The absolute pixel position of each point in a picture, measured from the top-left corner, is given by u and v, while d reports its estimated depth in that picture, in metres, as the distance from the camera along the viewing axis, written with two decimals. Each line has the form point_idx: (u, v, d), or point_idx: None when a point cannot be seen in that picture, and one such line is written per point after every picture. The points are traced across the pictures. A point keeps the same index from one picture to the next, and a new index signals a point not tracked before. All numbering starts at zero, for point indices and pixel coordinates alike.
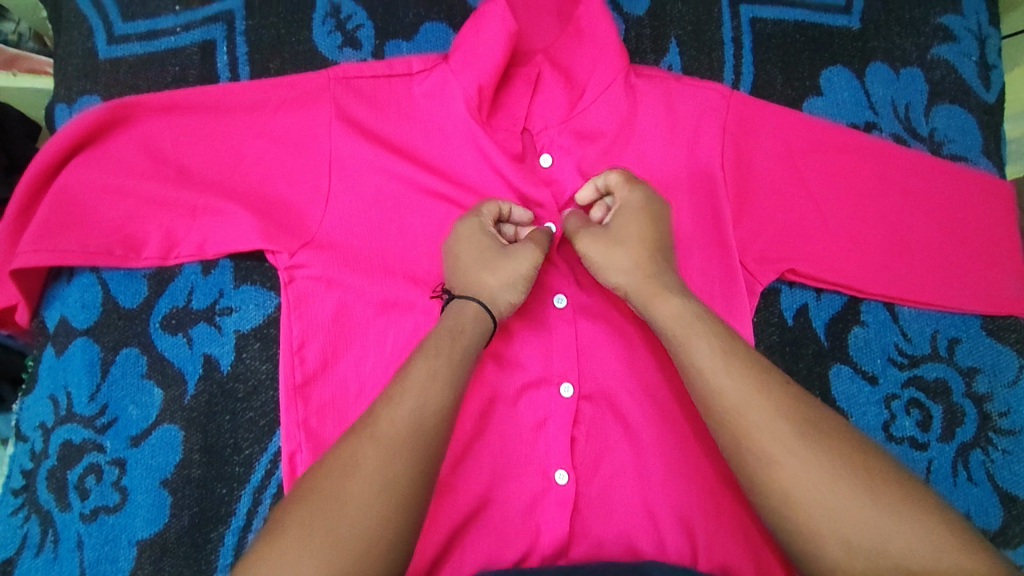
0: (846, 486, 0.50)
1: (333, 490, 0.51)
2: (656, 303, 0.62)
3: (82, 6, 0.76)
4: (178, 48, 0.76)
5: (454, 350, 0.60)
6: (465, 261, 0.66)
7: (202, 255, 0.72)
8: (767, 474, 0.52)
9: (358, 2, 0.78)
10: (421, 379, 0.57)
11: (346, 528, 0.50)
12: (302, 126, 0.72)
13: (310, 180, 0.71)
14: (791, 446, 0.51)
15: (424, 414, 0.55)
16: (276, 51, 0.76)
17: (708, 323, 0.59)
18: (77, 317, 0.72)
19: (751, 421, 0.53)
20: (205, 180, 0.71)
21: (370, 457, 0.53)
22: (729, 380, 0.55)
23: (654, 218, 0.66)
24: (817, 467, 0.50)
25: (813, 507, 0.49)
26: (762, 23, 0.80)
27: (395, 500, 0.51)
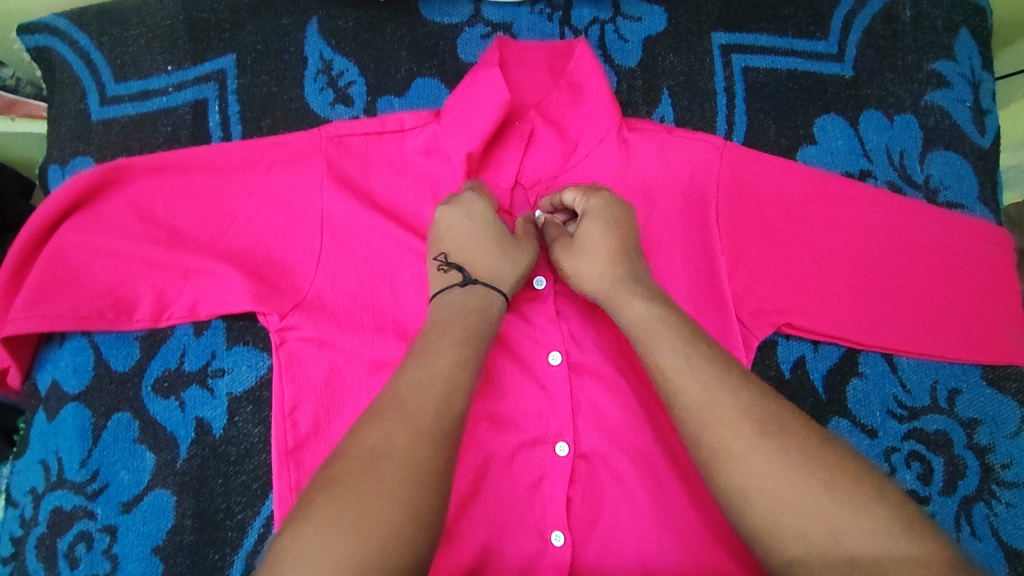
0: (802, 485, 0.48)
1: (365, 466, 0.47)
2: (622, 306, 0.61)
3: (75, 67, 0.78)
4: (170, 107, 0.77)
5: (464, 330, 0.58)
6: (478, 241, 0.65)
7: (194, 316, 0.71)
8: (727, 470, 0.51)
9: (350, 59, 0.78)
10: (439, 360, 0.55)
11: (375, 509, 0.45)
12: (292, 186, 0.71)
13: (301, 240, 0.71)
14: (751, 443, 0.50)
15: (449, 392, 0.53)
16: (268, 110, 0.77)
17: (675, 323, 0.58)
18: (69, 381, 0.72)
19: (712, 418, 0.52)
20: (196, 241, 0.70)
21: (401, 430, 0.50)
22: (693, 379, 0.54)
23: (615, 220, 0.65)
24: (776, 465, 0.49)
25: (768, 502, 0.49)
26: (755, 72, 0.80)
27: (433, 474, 0.48)
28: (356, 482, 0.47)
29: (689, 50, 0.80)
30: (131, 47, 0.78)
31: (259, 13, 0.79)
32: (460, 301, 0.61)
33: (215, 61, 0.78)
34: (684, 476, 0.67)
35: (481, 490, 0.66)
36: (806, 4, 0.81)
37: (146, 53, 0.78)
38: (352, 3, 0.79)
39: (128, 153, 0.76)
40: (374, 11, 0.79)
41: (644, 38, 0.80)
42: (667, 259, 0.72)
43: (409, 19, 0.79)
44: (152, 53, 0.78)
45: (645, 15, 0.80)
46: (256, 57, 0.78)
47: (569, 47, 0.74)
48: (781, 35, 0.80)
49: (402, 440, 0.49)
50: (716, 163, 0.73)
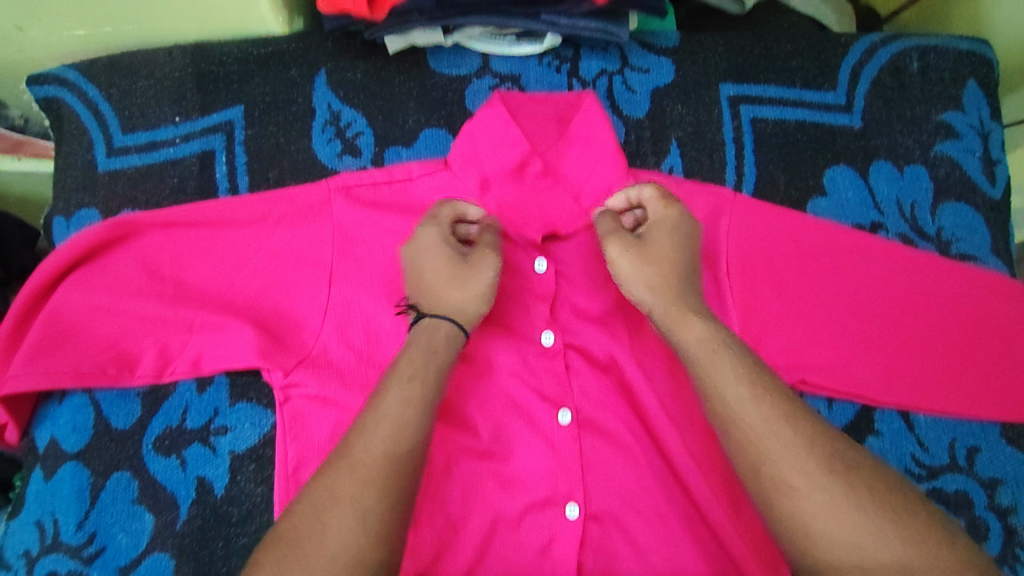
0: (866, 522, 0.48)
1: (303, 537, 0.49)
2: (684, 323, 0.60)
3: (84, 118, 0.78)
4: (177, 159, 0.77)
5: (430, 372, 0.58)
6: (427, 274, 0.64)
7: (197, 371, 0.70)
8: (784, 501, 0.50)
9: (358, 109, 0.78)
10: (394, 407, 0.55)
11: (316, 568, 0.48)
12: (301, 239, 0.70)
13: (307, 292, 0.69)
14: (816, 479, 0.50)
15: (395, 442, 0.53)
16: (275, 161, 0.77)
17: (737, 348, 0.58)
18: (67, 439, 0.70)
19: (775, 451, 0.51)
20: (203, 295, 0.70)
21: (342, 490, 0.51)
22: (756, 409, 0.53)
23: (689, 238, 0.65)
24: (840, 505, 0.49)
25: (830, 538, 0.48)
26: (763, 123, 0.79)
27: (365, 542, 0.49)
28: (303, 546, 0.49)
29: (696, 102, 0.79)
30: (139, 98, 0.78)
31: (268, 64, 0.78)
32: (417, 343, 0.60)
33: (222, 112, 0.77)
34: (698, 540, 0.65)
35: (489, 553, 0.64)
36: (813, 55, 0.81)
37: (153, 104, 0.78)
38: (361, 55, 0.79)
39: (133, 204, 0.76)
40: (383, 63, 0.79)
41: (651, 89, 0.80)
42: None
43: (417, 70, 0.79)
44: (160, 104, 0.78)
45: (652, 67, 0.80)
46: (264, 108, 0.78)
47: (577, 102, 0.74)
48: (789, 86, 0.80)
49: (342, 500, 0.50)
50: (726, 216, 0.73)
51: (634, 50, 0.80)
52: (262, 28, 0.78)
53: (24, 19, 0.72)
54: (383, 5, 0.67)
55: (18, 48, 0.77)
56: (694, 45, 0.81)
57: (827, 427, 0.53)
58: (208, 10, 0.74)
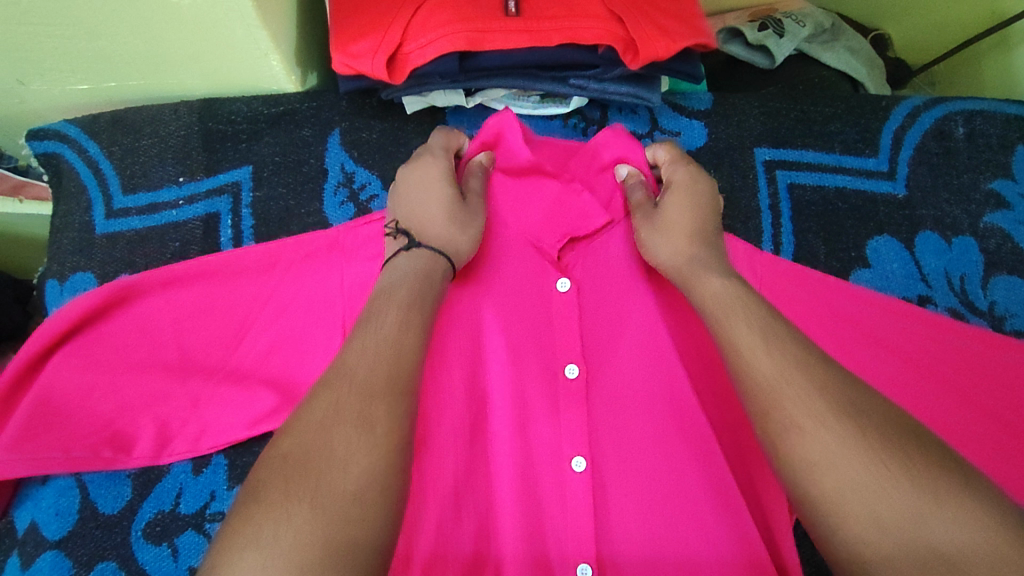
0: (878, 464, 0.42)
1: (308, 453, 0.42)
2: (697, 284, 0.56)
3: (84, 176, 0.75)
4: (179, 222, 0.73)
5: (419, 296, 0.53)
6: (419, 202, 0.61)
7: (198, 451, 0.66)
8: (793, 447, 0.45)
9: (373, 170, 0.75)
10: (394, 328, 0.50)
11: (327, 483, 0.41)
12: (310, 288, 0.67)
13: (316, 363, 0.65)
14: (826, 420, 0.44)
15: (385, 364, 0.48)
16: (284, 225, 0.73)
17: (753, 300, 0.54)
18: (50, 526, 0.65)
19: (785, 394, 0.47)
20: (207, 367, 0.66)
21: (350, 403, 0.45)
22: (768, 358, 0.49)
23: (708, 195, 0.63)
24: (852, 446, 0.43)
25: (834, 478, 0.42)
26: (801, 189, 0.75)
27: (382, 458, 0.43)
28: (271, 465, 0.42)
29: (730, 166, 0.75)
30: (142, 156, 0.74)
31: (278, 124, 0.75)
32: (410, 270, 0.55)
33: (229, 171, 0.74)
34: None
35: None
36: (853, 119, 0.78)
37: (157, 163, 0.74)
38: (377, 114, 0.76)
39: (131, 269, 0.71)
40: (400, 123, 0.76)
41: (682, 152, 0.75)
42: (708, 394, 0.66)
43: (436, 130, 0.76)
44: (163, 163, 0.74)
45: (683, 130, 0.76)
46: (274, 168, 0.74)
47: None
48: (827, 151, 0.76)
49: (347, 416, 0.44)
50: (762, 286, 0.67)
51: (664, 112, 0.77)
52: (273, 86, 0.74)
53: (26, 74, 0.69)
54: (404, 67, 0.64)
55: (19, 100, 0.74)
56: (727, 107, 0.77)
57: (855, 382, 0.48)
58: (216, 65, 0.70)
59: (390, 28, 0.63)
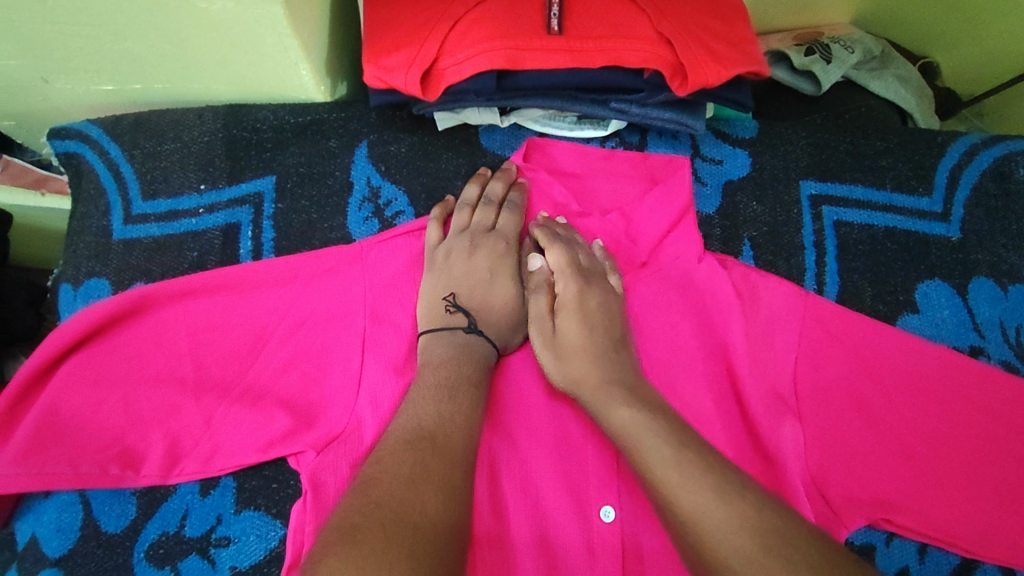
0: (760, 526, 0.46)
1: (396, 500, 0.47)
2: (607, 411, 0.56)
3: (104, 180, 0.73)
4: (198, 231, 0.70)
5: (481, 377, 0.59)
6: (479, 285, 0.64)
7: (207, 472, 0.63)
8: (685, 515, 0.48)
9: (400, 186, 0.72)
10: (467, 404, 0.56)
11: (423, 531, 0.45)
12: (329, 303, 0.65)
13: (334, 379, 0.64)
14: (716, 491, 0.48)
15: (449, 427, 0.54)
16: (307, 239, 0.70)
17: (664, 420, 0.55)
18: (50, 542, 0.63)
19: (672, 473, 0.50)
20: (221, 384, 0.64)
21: (434, 467, 0.50)
22: (665, 444, 0.52)
23: (622, 306, 0.64)
24: (734, 513, 0.47)
25: (721, 545, 0.45)
26: (847, 227, 0.71)
27: (461, 518, 0.49)
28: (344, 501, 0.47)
29: (773, 198, 0.72)
30: (164, 161, 0.72)
31: (305, 133, 0.72)
32: (466, 355, 0.59)
33: (252, 181, 0.71)
34: None
35: None
36: (906, 154, 0.74)
37: (178, 168, 0.71)
38: (407, 127, 0.73)
39: (147, 278, 0.69)
40: (430, 138, 0.73)
41: (723, 182, 0.72)
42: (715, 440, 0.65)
43: (468, 147, 0.73)
44: (185, 169, 0.71)
45: (726, 158, 0.73)
46: (298, 180, 0.71)
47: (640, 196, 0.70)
48: (878, 188, 0.72)
49: (432, 475, 0.50)
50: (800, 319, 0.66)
51: (706, 139, 0.74)
52: (302, 95, 0.71)
53: (50, 73, 0.70)
54: (439, 85, 0.61)
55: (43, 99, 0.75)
56: (773, 137, 0.74)
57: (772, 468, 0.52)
58: (243, 73, 0.68)
59: (425, 42, 0.60)
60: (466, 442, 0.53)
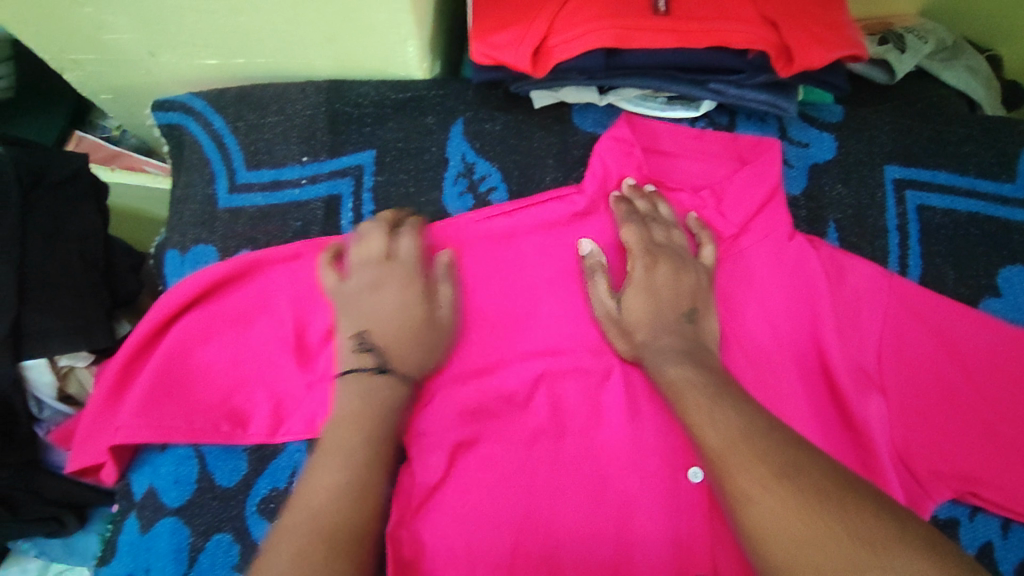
0: (814, 520, 0.46)
1: (285, 520, 0.51)
2: (659, 368, 0.62)
3: (208, 151, 0.76)
4: (301, 201, 0.73)
5: (379, 409, 0.59)
6: (391, 322, 0.64)
7: (312, 431, 0.67)
8: (742, 508, 0.49)
9: (493, 162, 0.74)
10: (356, 400, 0.59)
11: (282, 542, 0.49)
12: (426, 274, 0.69)
13: None
14: (769, 485, 0.49)
15: (340, 498, 0.52)
16: (404, 212, 0.73)
17: (722, 399, 0.57)
18: (168, 492, 0.66)
19: (735, 462, 0.51)
20: (326, 349, 0.67)
21: (310, 479, 0.54)
22: (716, 432, 0.54)
23: (696, 280, 0.67)
24: (790, 507, 0.47)
25: (782, 547, 0.46)
26: (931, 212, 0.73)
27: (339, 515, 0.51)
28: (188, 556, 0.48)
29: (857, 182, 0.74)
30: (267, 133, 0.74)
31: (404, 109, 0.74)
32: (362, 400, 0.59)
33: (352, 154, 0.74)
34: None
35: None
36: (989, 143, 0.75)
37: (282, 141, 0.74)
38: (502, 106, 0.75)
39: (252, 245, 0.72)
40: (525, 116, 0.75)
41: (809, 165, 0.74)
42: (799, 413, 0.68)
43: (560, 126, 0.75)
44: (288, 141, 0.74)
45: (812, 142, 0.75)
46: (396, 154, 0.74)
47: (727, 177, 0.73)
48: (960, 174, 0.74)
49: (311, 485, 0.54)
50: (885, 297, 0.69)
51: (794, 122, 0.76)
52: (402, 72, 0.74)
53: (157, 45, 0.74)
54: (547, 62, 0.63)
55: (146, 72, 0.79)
56: (858, 122, 0.76)
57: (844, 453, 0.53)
58: (349, 48, 0.70)
59: (535, 22, 0.63)
60: (367, 440, 0.57)
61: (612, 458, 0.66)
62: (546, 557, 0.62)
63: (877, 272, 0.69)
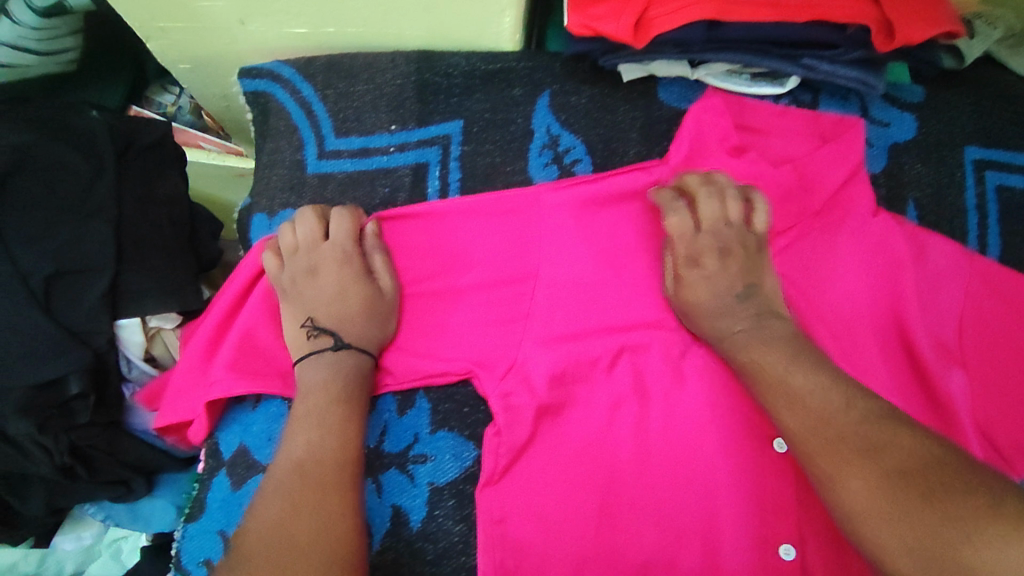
0: (893, 494, 0.48)
1: (279, 488, 0.56)
2: (736, 347, 0.64)
3: (297, 118, 0.77)
4: (390, 168, 0.74)
5: (337, 379, 0.63)
6: (325, 301, 0.66)
7: (400, 389, 0.69)
8: (828, 488, 0.53)
9: (577, 135, 0.75)
10: (312, 372, 0.63)
11: (273, 515, 0.54)
12: (512, 239, 0.70)
13: (517, 311, 0.68)
14: (848, 464, 0.52)
15: (323, 449, 0.58)
16: (490, 181, 0.74)
17: (800, 377, 0.59)
18: (261, 449, 0.68)
19: (814, 444, 0.55)
20: (415, 309, 0.69)
21: (287, 451, 0.59)
22: (795, 414, 0.57)
23: (755, 263, 0.67)
24: (869, 484, 0.50)
25: (865, 521, 0.49)
26: (1010, 191, 0.75)
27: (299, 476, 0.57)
28: (278, 519, 0.54)
29: (937, 161, 0.75)
30: (357, 101, 0.76)
31: (492, 81, 0.75)
32: (321, 375, 0.63)
33: (441, 124, 0.75)
34: None
35: None
36: None
37: (371, 109, 0.76)
38: (588, 80, 0.76)
39: None
40: (610, 90, 0.76)
41: (889, 144, 0.76)
42: (880, 383, 0.69)
43: (645, 100, 0.76)
44: (377, 110, 0.76)
45: (893, 121, 0.76)
46: (484, 125, 0.75)
47: (811, 152, 0.73)
48: None
49: (288, 454, 0.59)
50: (966, 275, 0.71)
51: (875, 102, 0.77)
52: (493, 43, 0.75)
53: (248, 15, 0.73)
54: (645, 34, 0.64)
55: (229, 41, 0.79)
56: (939, 103, 0.77)
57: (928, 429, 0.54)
58: (444, 19, 0.71)
59: None
60: (319, 405, 0.61)
61: (696, 424, 0.67)
62: (635, 517, 0.64)
63: (958, 250, 0.71)
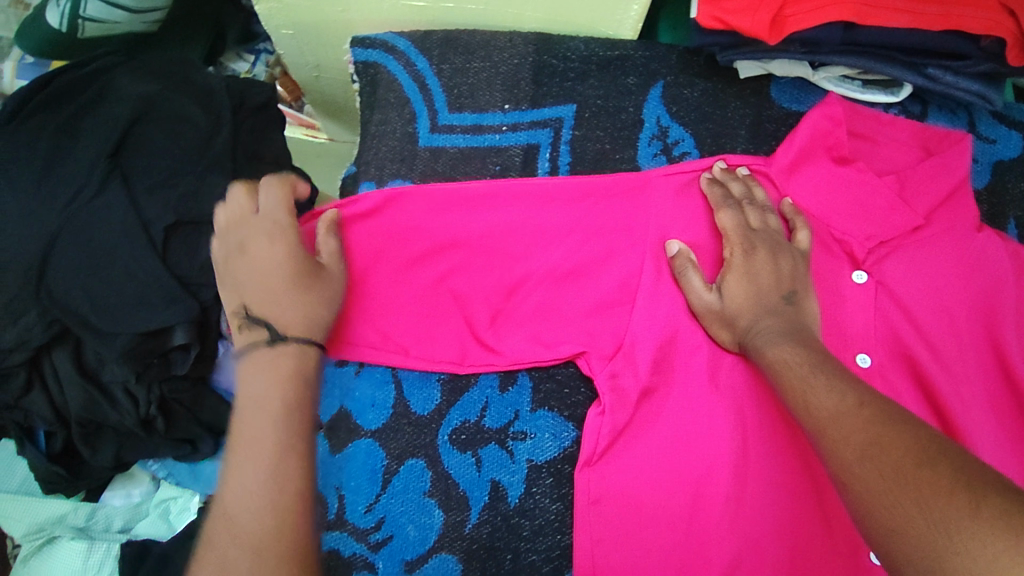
0: (905, 486, 0.42)
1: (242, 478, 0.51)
2: (770, 343, 0.60)
3: (408, 90, 0.78)
4: (501, 146, 0.75)
5: (283, 349, 0.57)
6: (256, 279, 0.59)
7: (498, 366, 0.69)
8: (844, 472, 0.47)
9: (687, 128, 0.76)
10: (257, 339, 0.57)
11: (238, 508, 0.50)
12: (617, 220, 0.69)
13: (618, 294, 0.68)
14: (864, 452, 0.47)
15: (280, 425, 0.54)
16: (599, 166, 0.74)
17: (829, 371, 0.55)
18: (365, 415, 0.70)
19: (834, 430, 0.50)
20: (511, 285, 0.69)
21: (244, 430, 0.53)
22: (831, 397, 0.53)
23: (795, 264, 0.66)
24: (884, 473, 0.44)
25: (880, 513, 0.43)
26: None
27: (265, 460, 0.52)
28: (251, 510, 0.50)
29: None
30: (472, 78, 0.77)
31: (608, 68, 0.76)
32: (258, 367, 0.56)
33: (554, 107, 0.76)
34: None
35: None
36: None
37: (485, 87, 0.77)
38: (701, 73, 0.77)
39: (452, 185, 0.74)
40: (723, 85, 0.77)
41: (994, 160, 0.77)
42: (972, 395, 0.70)
43: (756, 98, 0.77)
44: (491, 88, 0.76)
45: (1000, 138, 0.77)
46: (595, 111, 0.76)
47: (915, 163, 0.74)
48: None
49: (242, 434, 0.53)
50: None
51: (983, 118, 0.78)
52: (612, 30, 0.76)
53: None
54: (781, 31, 0.64)
55: (343, 9, 0.78)
56: None
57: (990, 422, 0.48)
58: (568, 2, 0.71)
59: None
60: (275, 378, 0.56)
61: None
62: (725, 508, 0.64)
63: None
